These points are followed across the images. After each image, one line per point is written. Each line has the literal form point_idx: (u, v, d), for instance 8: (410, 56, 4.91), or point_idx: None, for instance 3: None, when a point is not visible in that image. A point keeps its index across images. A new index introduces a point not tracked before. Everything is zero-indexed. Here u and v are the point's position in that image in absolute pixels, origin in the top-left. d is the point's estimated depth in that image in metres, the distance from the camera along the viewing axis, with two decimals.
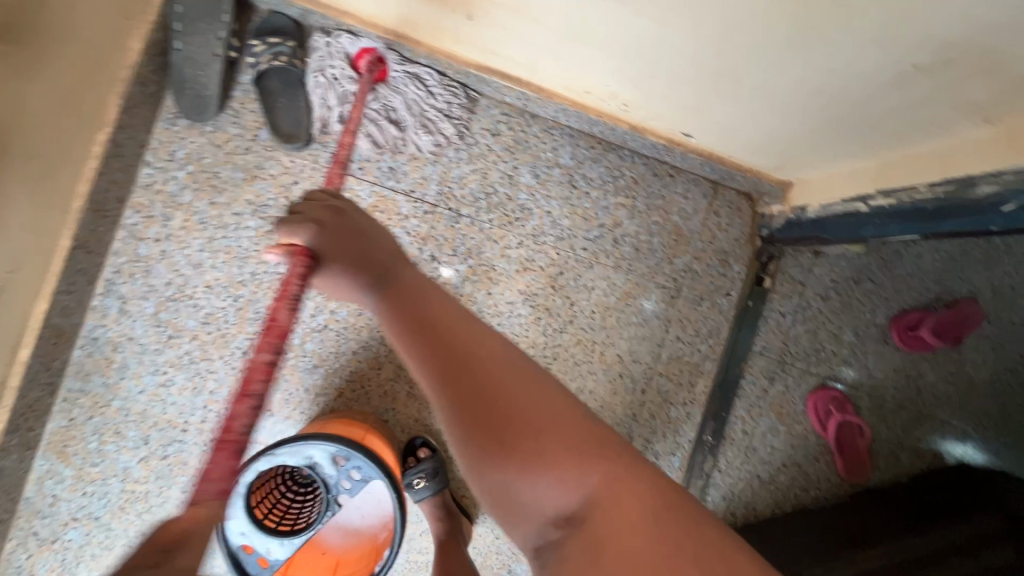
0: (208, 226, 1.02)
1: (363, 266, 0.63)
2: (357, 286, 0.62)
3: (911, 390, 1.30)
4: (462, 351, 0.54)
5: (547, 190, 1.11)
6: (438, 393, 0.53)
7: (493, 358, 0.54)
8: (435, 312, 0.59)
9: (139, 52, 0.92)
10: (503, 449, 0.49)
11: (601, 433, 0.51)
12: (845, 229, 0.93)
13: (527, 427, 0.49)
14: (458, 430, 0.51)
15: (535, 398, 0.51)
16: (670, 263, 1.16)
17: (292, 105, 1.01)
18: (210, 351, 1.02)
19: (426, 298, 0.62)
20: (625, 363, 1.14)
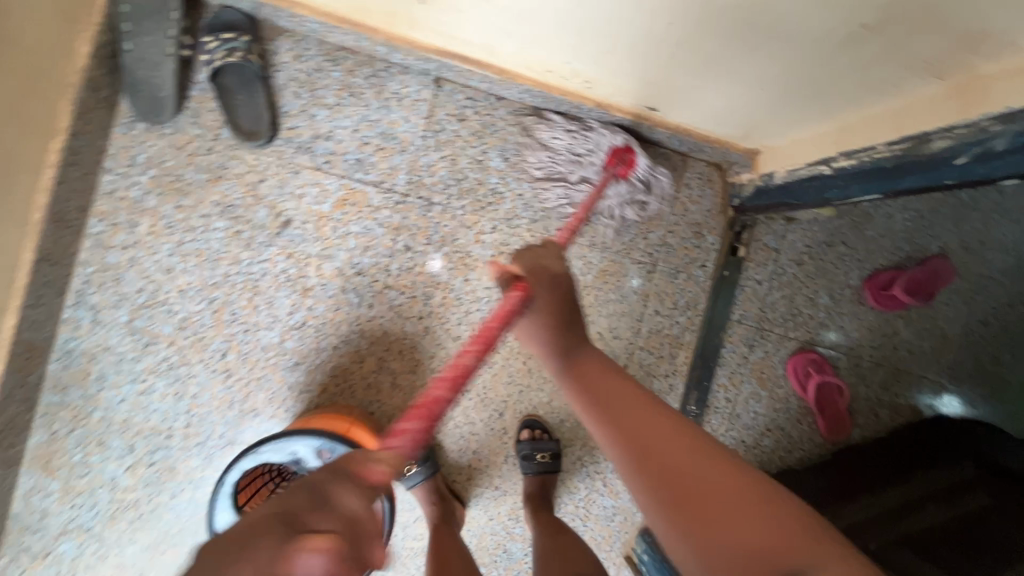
0: (176, 230, 1.00)
1: (550, 319, 0.67)
2: (546, 349, 0.67)
3: (887, 348, 1.33)
4: (642, 426, 0.55)
5: (518, 172, 1.11)
6: (625, 462, 0.54)
7: (666, 426, 0.55)
8: (613, 385, 0.62)
9: (90, 56, 0.90)
10: (691, 515, 0.46)
11: (795, 506, 0.46)
12: (811, 194, 0.94)
13: (712, 499, 0.47)
14: (647, 497, 0.50)
15: (706, 466, 0.49)
16: (644, 238, 1.16)
17: (250, 102, 0.99)
18: (189, 356, 1.01)
19: (615, 372, 0.65)
20: (606, 340, 1.16)
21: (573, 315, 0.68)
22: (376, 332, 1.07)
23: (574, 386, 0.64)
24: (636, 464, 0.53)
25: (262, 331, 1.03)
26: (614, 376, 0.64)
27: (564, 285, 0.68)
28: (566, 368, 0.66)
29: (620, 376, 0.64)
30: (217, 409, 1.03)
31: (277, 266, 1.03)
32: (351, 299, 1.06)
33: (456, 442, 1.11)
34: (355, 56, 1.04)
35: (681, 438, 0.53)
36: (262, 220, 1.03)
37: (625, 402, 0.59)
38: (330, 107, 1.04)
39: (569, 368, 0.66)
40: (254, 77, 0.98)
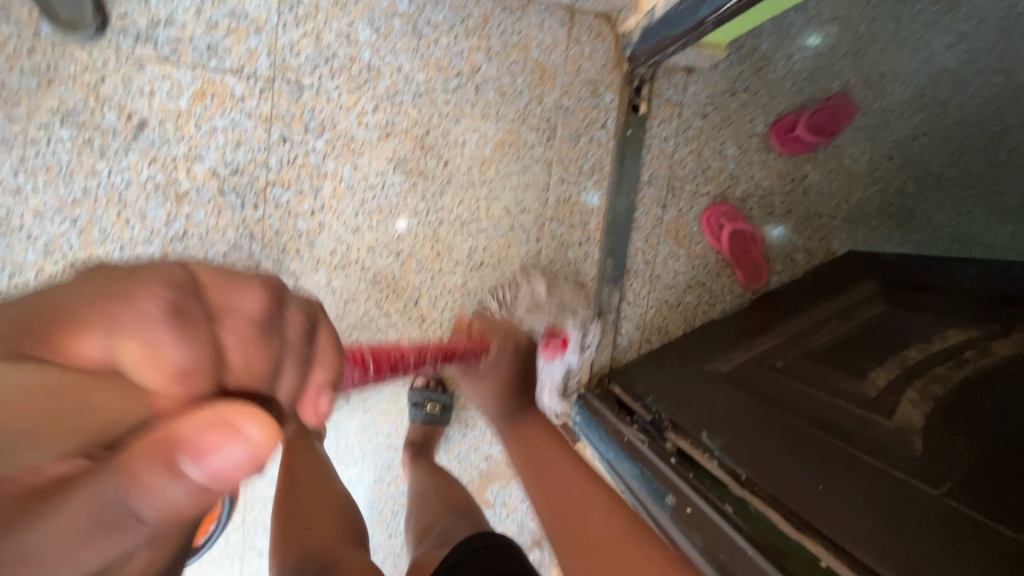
0: (14, 146, 0.90)
1: (512, 386, 0.98)
2: (495, 408, 0.99)
3: (797, 193, 1.34)
4: (558, 489, 0.82)
5: (392, 44, 1.03)
6: (551, 519, 0.79)
7: (573, 488, 0.81)
8: (543, 449, 0.90)
9: None
10: (579, 549, 0.71)
11: (630, 527, 0.71)
12: (686, 17, 0.91)
13: (606, 548, 0.69)
14: (567, 550, 0.73)
15: (599, 517, 0.74)
16: (539, 102, 1.11)
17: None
18: (64, 283, 0.95)
19: (541, 433, 0.95)
20: (514, 215, 1.13)
21: (519, 387, 0.99)
22: (268, 234, 1.02)
23: (518, 449, 0.93)
24: (556, 528, 0.77)
25: (141, 247, 0.97)
26: (546, 429, 0.96)
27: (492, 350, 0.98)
28: (516, 437, 0.95)
29: (561, 445, 0.91)
30: None
31: (141, 174, 0.95)
32: (232, 201, 0.99)
33: (374, 336, 1.09)
34: None
35: (562, 462, 0.87)
36: (113, 124, 0.93)
37: (555, 466, 0.86)
38: None
39: (514, 432, 0.96)
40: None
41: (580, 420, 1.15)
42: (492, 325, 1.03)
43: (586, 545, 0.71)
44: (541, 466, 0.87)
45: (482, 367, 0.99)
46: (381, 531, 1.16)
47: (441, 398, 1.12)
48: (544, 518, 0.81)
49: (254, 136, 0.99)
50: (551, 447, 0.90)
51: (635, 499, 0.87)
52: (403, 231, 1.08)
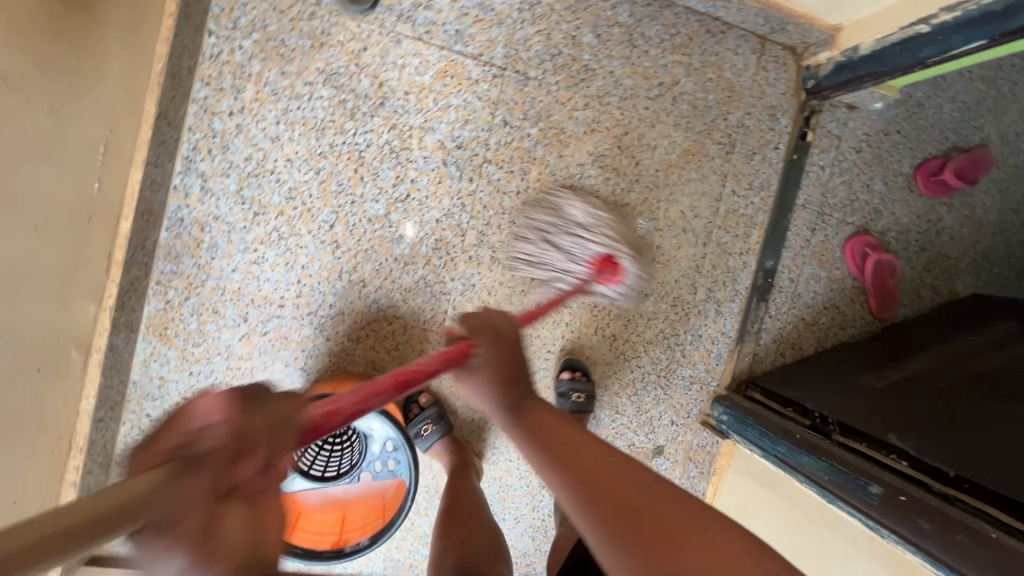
0: (280, 98, 0.99)
1: (514, 383, 0.74)
2: (491, 402, 0.74)
3: (932, 233, 1.42)
4: (589, 459, 0.65)
5: (609, 50, 1.12)
6: (581, 511, 0.61)
7: (621, 482, 0.62)
8: (570, 436, 0.69)
9: None
10: (652, 555, 0.55)
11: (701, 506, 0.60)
12: (903, 56, 1.00)
13: (646, 507, 0.59)
14: (606, 538, 0.58)
15: (671, 508, 0.59)
16: (724, 118, 1.20)
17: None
18: (298, 226, 1.02)
19: (562, 425, 0.71)
20: (687, 219, 1.21)
21: (516, 381, 0.74)
22: (476, 207, 1.10)
23: (527, 438, 0.70)
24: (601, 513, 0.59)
25: (368, 203, 1.05)
26: (573, 430, 0.71)
27: (501, 342, 0.76)
28: (522, 425, 0.72)
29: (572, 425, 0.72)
30: (326, 280, 1.04)
31: (381, 137, 1.04)
32: (452, 172, 1.08)
33: (550, 314, 1.16)
34: None
35: (609, 469, 0.64)
36: (365, 89, 1.02)
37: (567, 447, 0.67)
38: None
39: (515, 419, 0.73)
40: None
41: (728, 418, 1.21)
42: (479, 322, 0.78)
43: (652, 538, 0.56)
44: (546, 427, 0.71)
45: (472, 366, 0.74)
46: (527, 503, 1.21)
47: (584, 388, 1.15)
48: (567, 487, 0.64)
49: (479, 116, 1.08)
50: (578, 434, 0.70)
51: (825, 490, 0.95)
52: None
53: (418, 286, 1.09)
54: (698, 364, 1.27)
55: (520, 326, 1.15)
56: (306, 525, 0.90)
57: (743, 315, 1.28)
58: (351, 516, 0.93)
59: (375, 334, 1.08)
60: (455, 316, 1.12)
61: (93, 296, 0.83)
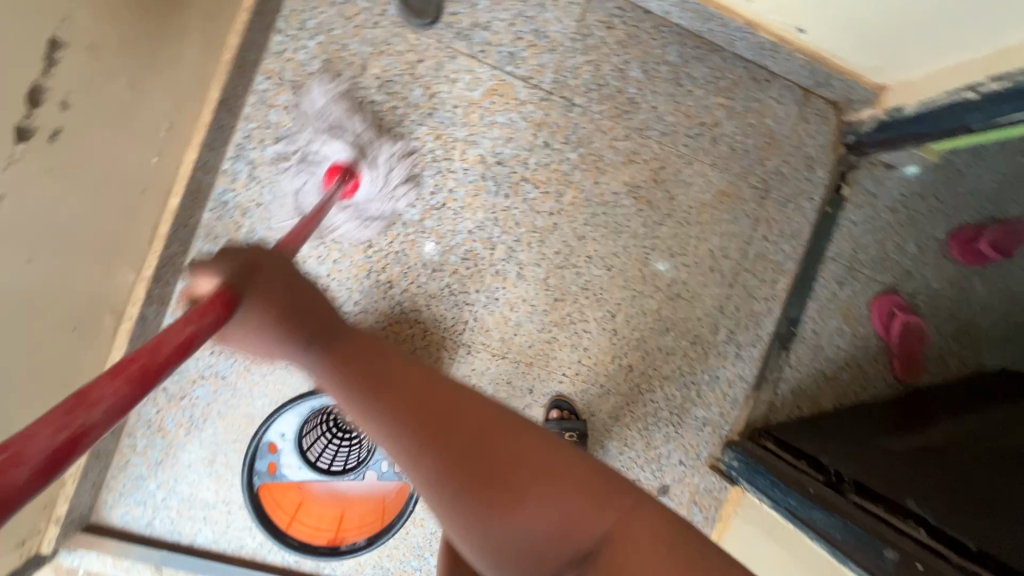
0: (335, 98, 1.03)
1: (303, 317, 0.52)
2: (274, 344, 0.51)
3: (962, 301, 1.39)
4: (404, 393, 0.50)
5: (655, 86, 1.15)
6: (409, 455, 0.48)
7: (480, 417, 0.49)
8: (389, 363, 0.52)
9: None
10: (481, 491, 0.46)
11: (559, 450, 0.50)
12: (948, 119, 1.01)
13: (502, 437, 0.49)
14: (429, 463, 0.47)
15: (517, 447, 0.49)
16: (761, 164, 1.22)
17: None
18: (335, 222, 1.05)
19: (390, 358, 0.53)
20: (716, 258, 1.21)
21: (305, 317, 0.52)
22: (509, 223, 1.12)
23: (345, 387, 0.51)
24: (420, 436, 0.48)
25: (405, 207, 1.07)
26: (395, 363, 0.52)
27: (271, 271, 0.53)
28: (340, 356, 0.52)
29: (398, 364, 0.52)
30: (355, 278, 1.06)
31: (425, 145, 1.07)
32: (489, 187, 1.10)
33: (569, 337, 1.16)
34: None
35: (478, 411, 0.50)
36: (417, 98, 1.06)
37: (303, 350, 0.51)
38: None
39: (324, 357, 0.51)
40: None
41: (740, 464, 1.19)
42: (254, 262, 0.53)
43: (478, 477, 0.47)
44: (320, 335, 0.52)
45: (241, 318, 0.51)
46: None
47: (575, 427, 1.13)
48: (393, 430, 0.48)
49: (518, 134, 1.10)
50: (394, 353, 0.54)
51: (839, 551, 0.92)
52: (620, 249, 1.17)
53: (443, 294, 1.10)
54: (712, 406, 1.25)
55: (537, 345, 1.15)
56: (304, 519, 0.92)
57: (763, 362, 1.26)
58: (349, 515, 0.93)
59: (396, 337, 1.09)
60: (475, 328, 1.12)
61: (133, 265, 0.87)
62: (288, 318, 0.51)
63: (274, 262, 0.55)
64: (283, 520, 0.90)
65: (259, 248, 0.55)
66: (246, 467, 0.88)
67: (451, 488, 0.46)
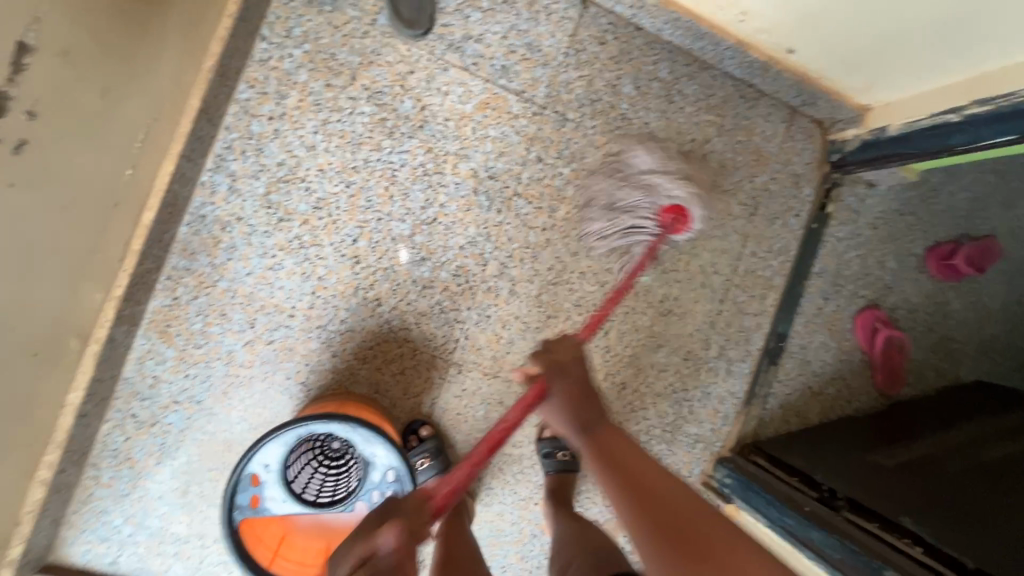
0: (322, 108, 0.99)
1: (585, 403, 0.79)
2: (572, 421, 0.79)
3: (939, 315, 1.43)
4: (642, 466, 0.71)
5: (647, 103, 1.15)
6: (620, 503, 0.67)
7: (671, 501, 0.66)
8: (641, 459, 0.72)
9: None
10: (688, 549, 0.59)
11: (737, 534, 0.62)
12: (931, 141, 1.03)
13: (698, 522, 0.63)
14: (643, 529, 0.64)
15: (725, 529, 0.62)
16: (750, 181, 1.23)
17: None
18: (321, 237, 1.00)
19: (630, 448, 0.74)
20: (707, 274, 1.21)
21: (591, 399, 0.80)
22: (502, 238, 1.09)
23: (599, 460, 0.73)
24: (635, 508, 0.66)
25: (395, 222, 1.03)
26: (627, 444, 0.76)
27: (572, 367, 0.83)
28: (596, 449, 0.74)
29: (637, 451, 0.75)
30: (341, 295, 1.02)
31: (416, 159, 1.04)
32: (482, 202, 1.07)
33: None
34: None
35: (667, 494, 0.67)
36: (407, 110, 1.03)
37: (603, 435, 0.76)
38: (484, 10, 1.06)
39: (591, 443, 0.76)
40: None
41: (732, 482, 1.18)
42: (557, 351, 0.84)
43: (683, 539, 0.61)
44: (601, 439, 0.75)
45: (550, 400, 0.82)
46: (515, 551, 1.14)
47: (567, 446, 1.11)
48: (614, 488, 0.69)
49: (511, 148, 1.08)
50: (624, 440, 0.76)
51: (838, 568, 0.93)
52: (613, 264, 1.16)
53: (433, 311, 1.06)
54: (704, 423, 1.24)
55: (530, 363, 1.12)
56: (287, 556, 0.85)
57: (753, 377, 1.26)
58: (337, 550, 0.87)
59: (382, 358, 1.04)
60: (466, 347, 1.08)
61: (102, 284, 0.80)
62: (585, 398, 0.80)
63: (563, 351, 0.85)
64: (265, 558, 0.83)
65: (556, 342, 0.86)
66: (225, 501, 0.81)
67: (665, 558, 0.60)
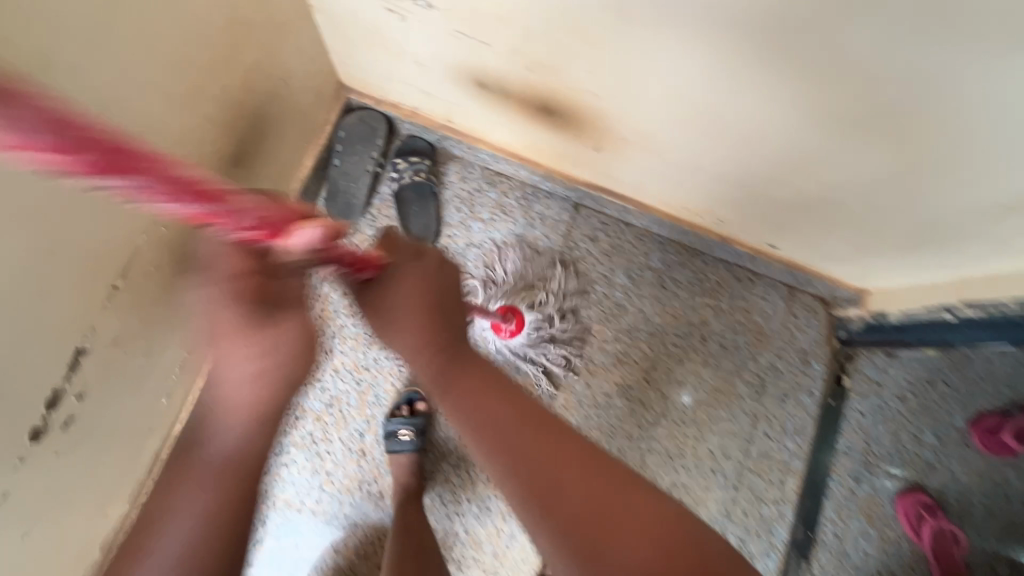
0: (341, 315, 1.12)
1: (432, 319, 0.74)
2: (411, 339, 0.74)
3: (1003, 497, 1.26)
4: (502, 412, 0.70)
5: (641, 290, 1.22)
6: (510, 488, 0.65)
7: (579, 488, 0.63)
8: (492, 398, 0.71)
9: (310, 169, 1.08)
10: (595, 540, 0.60)
11: (643, 507, 0.62)
12: (932, 333, 1.04)
13: (598, 514, 0.61)
14: (550, 533, 0.62)
15: (578, 490, 0.63)
16: (754, 360, 1.23)
17: (430, 215, 1.16)
18: (331, 433, 1.09)
19: (479, 381, 0.73)
20: (717, 458, 1.18)
21: (444, 313, 0.76)
22: None
23: (449, 387, 0.73)
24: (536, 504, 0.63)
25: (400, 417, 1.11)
26: (490, 389, 0.72)
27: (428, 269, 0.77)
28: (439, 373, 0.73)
29: (501, 383, 0.74)
30: (347, 488, 1.08)
31: None
32: None
33: None
34: (510, 181, 1.21)
35: (574, 449, 0.66)
36: None
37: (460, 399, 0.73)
38: (484, 220, 1.19)
39: (451, 383, 0.73)
40: (428, 195, 1.16)
41: None
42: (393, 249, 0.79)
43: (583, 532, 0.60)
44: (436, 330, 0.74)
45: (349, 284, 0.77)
46: None
47: None
48: (501, 468, 0.66)
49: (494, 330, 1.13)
50: (503, 394, 0.72)
51: None
52: (615, 450, 1.16)
53: (434, 504, 1.10)
54: None
55: (531, 558, 1.10)
56: None
57: (781, 573, 1.17)
58: None
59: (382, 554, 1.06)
60: (466, 541, 1.09)
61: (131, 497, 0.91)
62: (436, 314, 0.74)
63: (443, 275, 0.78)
64: None
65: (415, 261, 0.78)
66: None
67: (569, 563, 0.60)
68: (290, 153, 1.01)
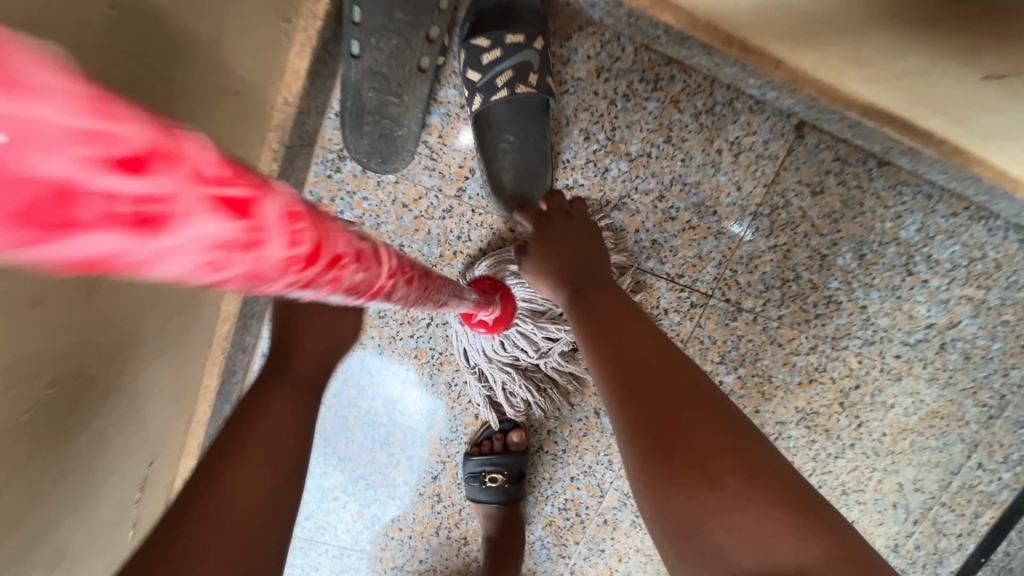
0: (389, 322, 0.71)
1: (570, 257, 0.55)
2: (555, 268, 0.55)
3: None
4: (623, 344, 0.48)
5: (871, 276, 0.74)
6: (619, 412, 0.45)
7: (670, 423, 0.43)
8: (596, 290, 0.53)
9: (308, 75, 0.55)
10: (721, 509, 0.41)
11: (742, 436, 0.44)
12: None
13: (714, 475, 0.41)
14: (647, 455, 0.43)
15: (691, 431, 0.43)
16: (1003, 375, 0.82)
17: (537, 157, 0.63)
18: (392, 475, 0.78)
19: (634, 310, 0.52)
20: (904, 492, 0.88)
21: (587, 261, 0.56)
22: None
23: (579, 310, 0.52)
24: (643, 428, 0.44)
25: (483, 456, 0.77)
26: (622, 307, 0.52)
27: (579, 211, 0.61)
28: (585, 292, 0.53)
29: (631, 307, 0.53)
30: (419, 535, 0.81)
31: None
32: (604, 423, 0.77)
33: None
34: (687, 77, 0.64)
35: (652, 364, 0.47)
36: None
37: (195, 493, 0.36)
38: (631, 158, 0.66)
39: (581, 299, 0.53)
40: (538, 112, 0.62)
41: None
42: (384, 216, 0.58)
43: (633, 384, 0.45)
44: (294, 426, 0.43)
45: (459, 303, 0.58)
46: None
47: None
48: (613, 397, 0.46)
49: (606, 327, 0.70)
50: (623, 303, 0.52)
51: None
52: None
53: (533, 546, 0.84)
54: None
55: None
56: None
57: None
58: None
59: None
60: None
61: None
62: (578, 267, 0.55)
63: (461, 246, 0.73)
64: None
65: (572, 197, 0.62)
66: None
67: (680, 511, 0.41)
68: (228, 65, 0.44)
